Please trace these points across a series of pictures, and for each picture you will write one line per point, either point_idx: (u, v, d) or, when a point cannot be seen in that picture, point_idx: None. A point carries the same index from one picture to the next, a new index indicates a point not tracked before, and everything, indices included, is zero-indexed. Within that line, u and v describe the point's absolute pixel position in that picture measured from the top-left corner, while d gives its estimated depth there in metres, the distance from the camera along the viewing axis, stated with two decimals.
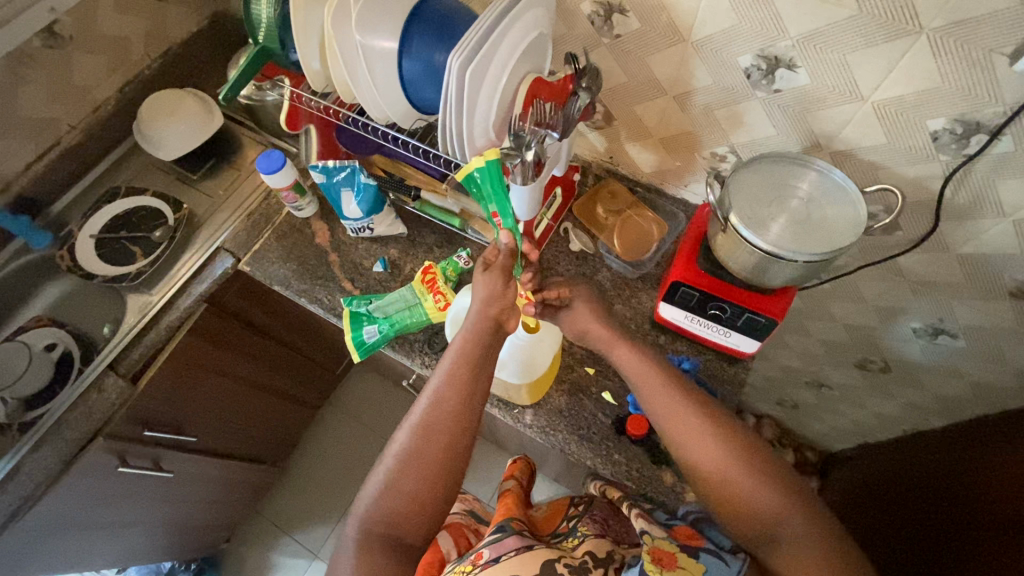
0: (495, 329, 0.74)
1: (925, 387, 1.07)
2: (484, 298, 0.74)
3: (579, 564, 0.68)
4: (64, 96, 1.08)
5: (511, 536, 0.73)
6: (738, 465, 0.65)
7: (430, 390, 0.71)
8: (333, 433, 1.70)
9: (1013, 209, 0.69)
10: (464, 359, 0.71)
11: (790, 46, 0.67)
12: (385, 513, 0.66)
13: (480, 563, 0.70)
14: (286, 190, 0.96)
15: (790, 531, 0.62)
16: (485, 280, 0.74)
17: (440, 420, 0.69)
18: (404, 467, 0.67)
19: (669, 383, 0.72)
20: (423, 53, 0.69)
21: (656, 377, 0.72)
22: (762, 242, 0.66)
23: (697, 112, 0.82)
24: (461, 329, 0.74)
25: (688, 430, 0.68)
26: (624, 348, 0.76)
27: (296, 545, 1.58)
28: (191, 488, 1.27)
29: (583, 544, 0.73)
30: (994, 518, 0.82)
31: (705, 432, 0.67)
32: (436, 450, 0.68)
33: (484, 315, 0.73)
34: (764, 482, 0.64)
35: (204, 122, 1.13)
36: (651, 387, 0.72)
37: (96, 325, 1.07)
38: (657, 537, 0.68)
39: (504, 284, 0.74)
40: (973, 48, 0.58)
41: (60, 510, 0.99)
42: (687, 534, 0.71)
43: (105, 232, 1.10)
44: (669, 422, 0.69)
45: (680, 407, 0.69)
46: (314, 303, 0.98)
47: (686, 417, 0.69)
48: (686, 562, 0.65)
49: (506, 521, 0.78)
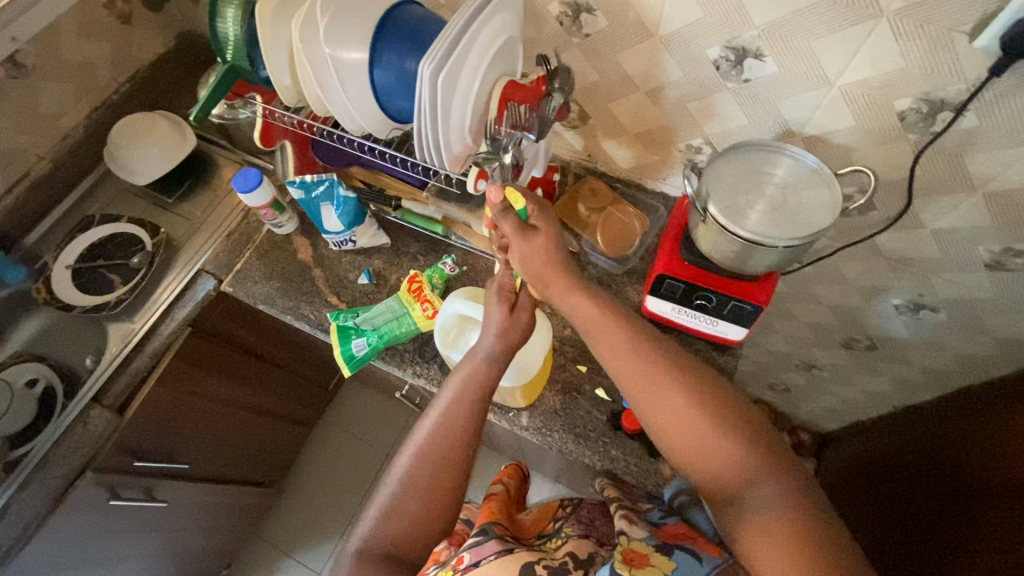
0: (498, 364, 0.73)
1: (912, 362, 1.09)
2: (498, 335, 0.73)
3: (558, 565, 0.68)
4: (31, 126, 1.06)
5: (491, 540, 0.72)
6: (705, 420, 0.61)
7: (438, 411, 0.70)
8: (329, 450, 1.68)
9: (982, 182, 0.71)
10: (475, 380, 0.71)
11: (757, 36, 0.68)
12: (388, 534, 0.65)
13: (461, 567, 0.69)
14: (264, 208, 0.95)
15: (759, 496, 0.57)
16: (511, 320, 0.74)
17: (444, 442, 0.68)
18: (402, 491, 0.66)
19: (614, 323, 0.67)
20: (394, 62, 0.69)
21: (612, 326, 0.67)
22: (741, 230, 0.66)
23: (670, 106, 0.82)
24: (473, 355, 0.73)
25: (651, 392, 0.63)
26: (575, 295, 0.69)
27: (299, 565, 1.56)
28: (185, 517, 1.24)
29: (565, 545, 0.73)
30: (982, 489, 0.84)
31: (674, 387, 0.62)
32: (433, 476, 0.66)
33: (494, 352, 0.73)
34: (724, 433, 0.60)
35: (177, 144, 1.12)
36: (607, 339, 0.67)
37: (79, 356, 1.04)
38: (635, 539, 0.68)
39: (508, 316, 0.74)
40: (934, 28, 0.59)
41: (51, 548, 0.97)
42: (675, 534, 0.69)
43: (81, 261, 1.07)
44: (634, 383, 0.65)
45: (638, 360, 0.65)
46: (301, 320, 0.97)
47: (649, 371, 0.64)
48: (659, 560, 0.64)
49: (487, 525, 0.77)
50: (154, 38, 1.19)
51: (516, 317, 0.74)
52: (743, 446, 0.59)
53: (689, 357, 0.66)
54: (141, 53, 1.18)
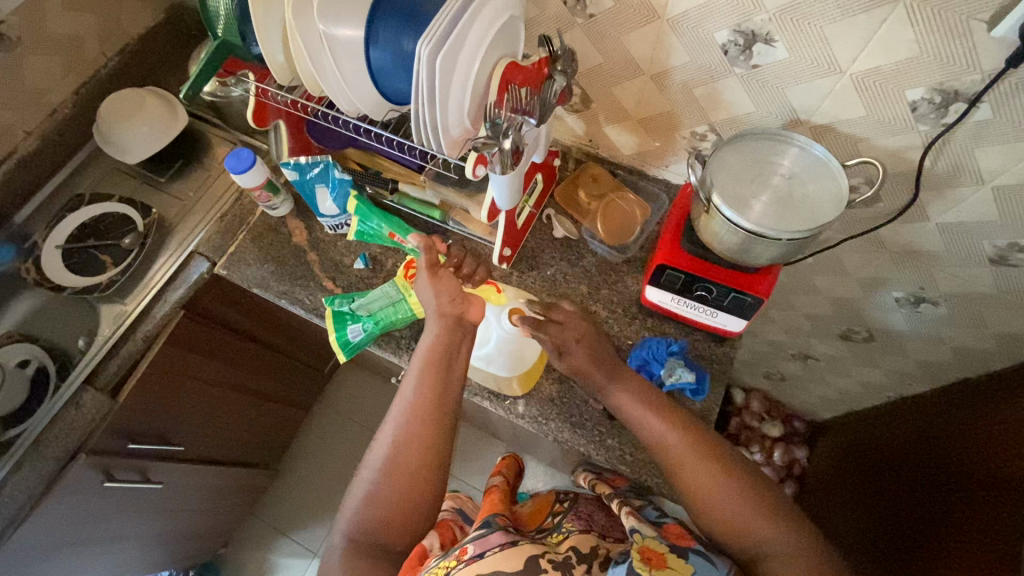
0: (462, 334, 0.74)
1: (909, 354, 1.09)
2: (431, 300, 0.75)
3: (562, 559, 0.69)
4: (17, 101, 1.02)
5: (495, 532, 0.72)
6: (710, 467, 0.69)
7: (402, 398, 0.70)
8: (325, 432, 1.68)
9: (991, 175, 0.69)
10: (431, 362, 0.71)
11: (767, 20, 0.65)
12: (370, 524, 0.65)
13: (465, 558, 0.68)
14: (258, 189, 0.93)
15: (757, 532, 0.66)
16: (436, 284, 0.74)
17: (411, 429, 0.68)
18: (384, 477, 0.66)
19: (633, 383, 0.76)
20: (390, 41, 0.67)
21: (630, 382, 0.76)
22: (744, 222, 0.65)
23: (676, 91, 0.80)
24: (425, 335, 0.74)
25: (660, 441, 0.72)
26: (602, 352, 0.77)
27: (295, 545, 1.57)
28: (181, 497, 1.24)
29: (567, 539, 0.74)
30: (976, 479, 0.84)
31: (678, 437, 0.71)
32: (414, 457, 0.67)
33: (440, 317, 0.74)
34: (731, 480, 0.68)
35: (168, 124, 1.08)
36: (629, 400, 0.75)
37: (71, 337, 1.03)
38: (647, 536, 0.70)
39: (433, 280, 0.74)
40: (951, 15, 0.57)
41: (47, 528, 0.97)
42: (677, 533, 0.73)
43: (71, 241, 1.05)
44: (651, 431, 0.72)
45: (652, 414, 0.73)
46: (296, 304, 0.96)
47: (661, 421, 0.72)
48: (675, 562, 0.66)
49: (490, 517, 0.77)
50: (143, 11, 1.14)
51: (442, 280, 0.74)
52: (747, 492, 0.67)
53: (688, 414, 0.74)
54: (131, 26, 1.14)
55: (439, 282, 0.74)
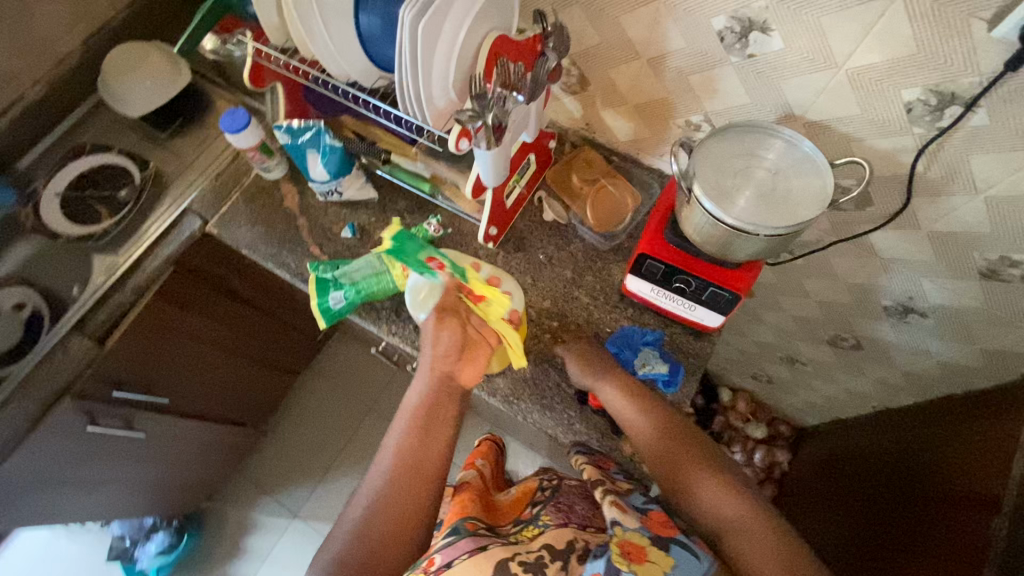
0: (449, 396, 0.77)
1: (896, 365, 1.07)
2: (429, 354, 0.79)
3: (532, 562, 0.68)
4: (25, 47, 1.03)
5: (464, 538, 0.73)
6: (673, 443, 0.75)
7: (392, 445, 0.73)
8: (314, 398, 1.71)
9: (984, 185, 0.67)
10: (424, 414, 0.75)
11: (764, 8, 0.63)
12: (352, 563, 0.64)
13: (433, 569, 0.69)
14: (252, 150, 0.93)
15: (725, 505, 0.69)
16: (436, 337, 0.79)
17: (402, 473, 0.70)
18: (373, 515, 0.67)
19: (604, 367, 0.82)
20: (380, 7, 0.68)
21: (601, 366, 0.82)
22: (726, 217, 0.64)
23: (672, 77, 0.78)
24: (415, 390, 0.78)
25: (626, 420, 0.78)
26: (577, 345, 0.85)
27: (277, 504, 1.61)
28: (166, 448, 1.28)
29: (542, 536, 0.72)
30: (953, 497, 0.83)
31: (643, 416, 0.77)
32: (403, 502, 0.68)
33: (433, 374, 0.78)
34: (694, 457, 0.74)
35: (171, 79, 1.08)
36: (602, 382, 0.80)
37: (66, 284, 1.03)
38: (629, 529, 0.69)
39: (432, 329, 0.80)
40: (952, 12, 0.55)
41: (32, 465, 1.00)
42: (662, 521, 0.71)
43: (70, 190, 1.07)
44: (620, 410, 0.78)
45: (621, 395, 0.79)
46: (281, 267, 0.97)
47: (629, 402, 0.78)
48: (657, 556, 0.66)
49: (459, 523, 0.76)
50: None
51: (442, 333, 0.80)
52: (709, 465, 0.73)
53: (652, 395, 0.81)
54: None
55: (437, 334, 0.79)
